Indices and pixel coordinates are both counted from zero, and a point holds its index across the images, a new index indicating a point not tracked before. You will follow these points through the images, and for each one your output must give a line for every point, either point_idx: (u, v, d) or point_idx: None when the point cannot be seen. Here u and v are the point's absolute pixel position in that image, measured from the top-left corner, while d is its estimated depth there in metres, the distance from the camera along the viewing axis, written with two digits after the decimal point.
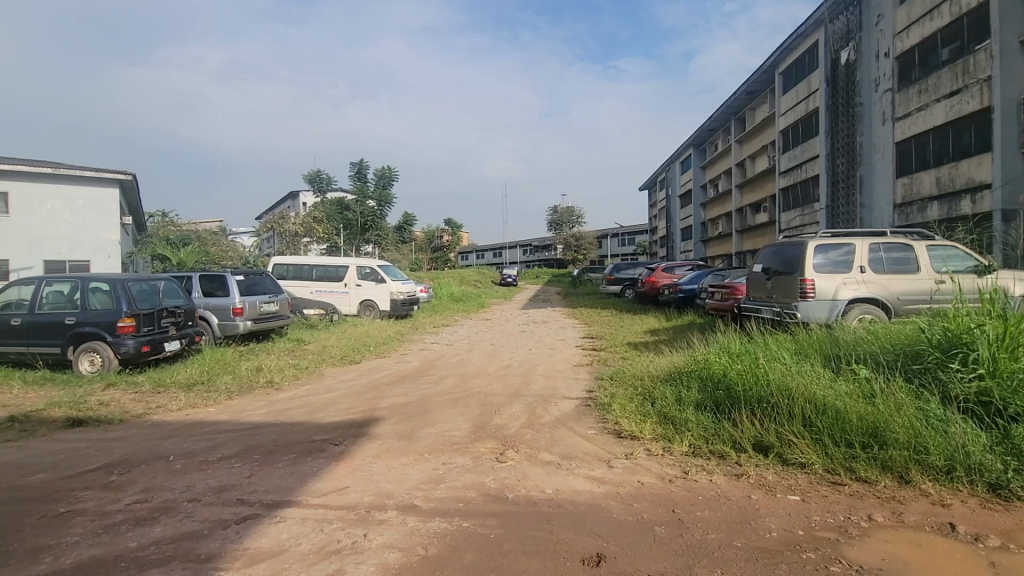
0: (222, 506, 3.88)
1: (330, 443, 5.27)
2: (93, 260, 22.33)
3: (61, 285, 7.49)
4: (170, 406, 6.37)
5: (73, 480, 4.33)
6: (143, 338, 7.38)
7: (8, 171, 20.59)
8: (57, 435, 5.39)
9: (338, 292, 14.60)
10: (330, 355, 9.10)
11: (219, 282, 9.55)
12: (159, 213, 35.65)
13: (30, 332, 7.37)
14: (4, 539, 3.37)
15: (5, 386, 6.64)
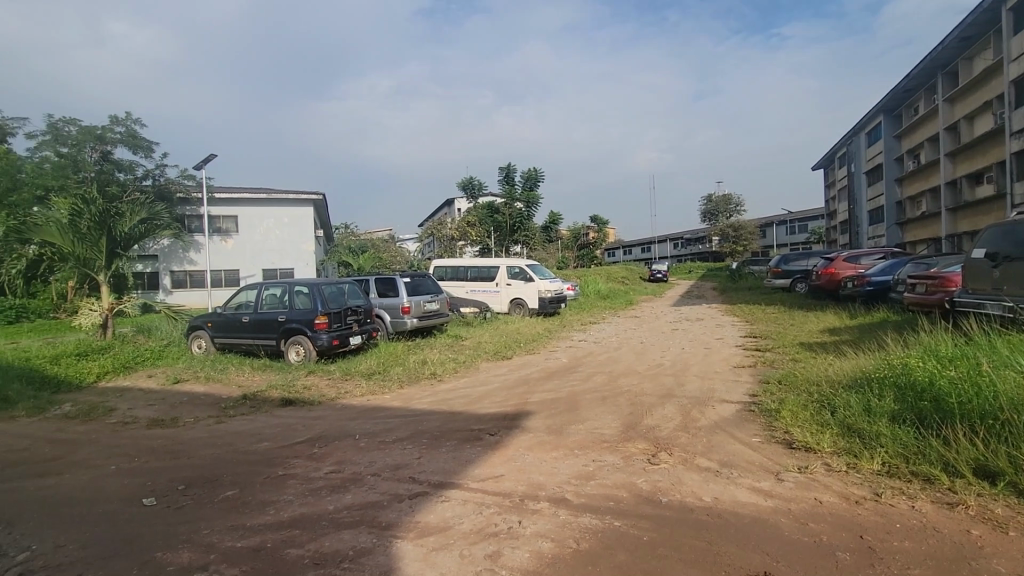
0: (398, 482, 4.39)
1: (486, 433, 5.62)
2: (296, 267, 26.76)
3: (275, 289, 9.12)
4: (355, 392, 7.39)
5: (287, 449, 5.26)
6: (334, 333, 8.67)
7: (238, 198, 25.67)
8: (276, 412, 6.60)
9: (490, 291, 15.41)
10: (484, 351, 9.69)
11: (391, 284, 10.76)
12: (343, 226, 41.31)
13: (255, 328, 9.09)
14: (243, 492, 4.24)
15: (240, 370, 8.31)
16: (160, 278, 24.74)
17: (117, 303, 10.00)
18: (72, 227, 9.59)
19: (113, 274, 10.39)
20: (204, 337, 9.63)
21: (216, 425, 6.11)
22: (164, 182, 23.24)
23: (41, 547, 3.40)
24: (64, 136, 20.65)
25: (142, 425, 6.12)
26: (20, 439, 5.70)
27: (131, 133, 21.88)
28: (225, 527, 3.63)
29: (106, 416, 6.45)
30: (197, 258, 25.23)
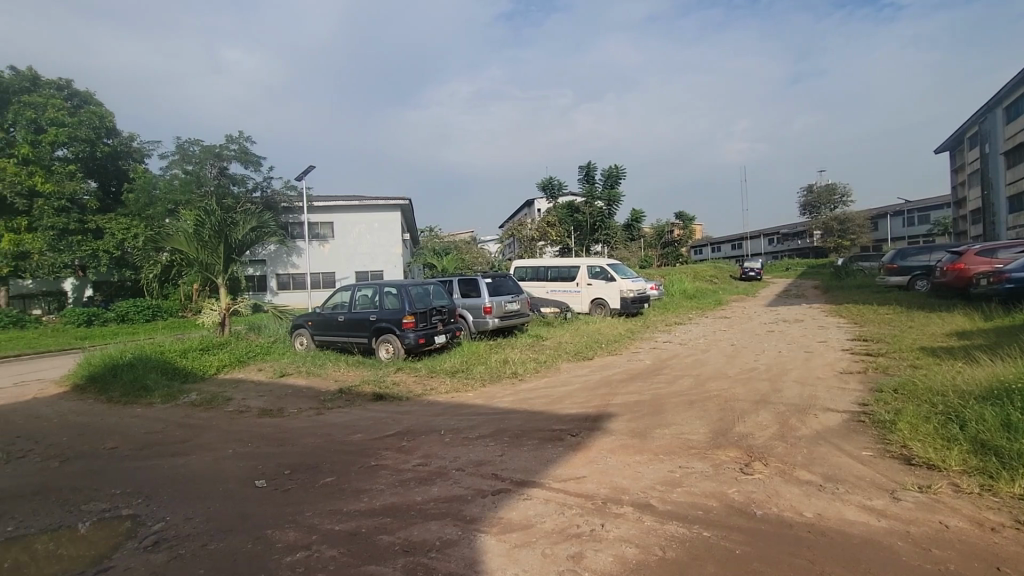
0: (482, 477, 4.48)
1: (567, 433, 5.58)
2: (385, 269, 28.23)
3: (367, 290, 9.69)
4: (440, 388, 7.65)
5: (379, 441, 5.56)
6: (420, 332, 9.04)
7: (333, 206, 27.55)
8: (368, 405, 7.01)
9: (571, 291, 15.29)
10: (565, 351, 9.64)
11: (473, 284, 11.01)
12: (428, 229, 42.96)
13: (349, 326, 9.70)
14: (340, 479, 4.54)
15: (337, 365, 8.91)
16: (268, 281, 27.17)
17: (233, 303, 11.13)
18: (197, 235, 10.79)
19: (230, 277, 11.57)
20: (306, 335, 10.44)
21: (316, 416, 6.60)
22: (270, 193, 25.53)
23: (174, 518, 3.86)
24: (190, 155, 23.27)
25: (254, 414, 6.76)
26: (157, 422, 6.50)
27: (243, 150, 24.23)
28: (325, 511, 3.91)
29: (225, 405, 7.19)
30: (299, 262, 27.43)
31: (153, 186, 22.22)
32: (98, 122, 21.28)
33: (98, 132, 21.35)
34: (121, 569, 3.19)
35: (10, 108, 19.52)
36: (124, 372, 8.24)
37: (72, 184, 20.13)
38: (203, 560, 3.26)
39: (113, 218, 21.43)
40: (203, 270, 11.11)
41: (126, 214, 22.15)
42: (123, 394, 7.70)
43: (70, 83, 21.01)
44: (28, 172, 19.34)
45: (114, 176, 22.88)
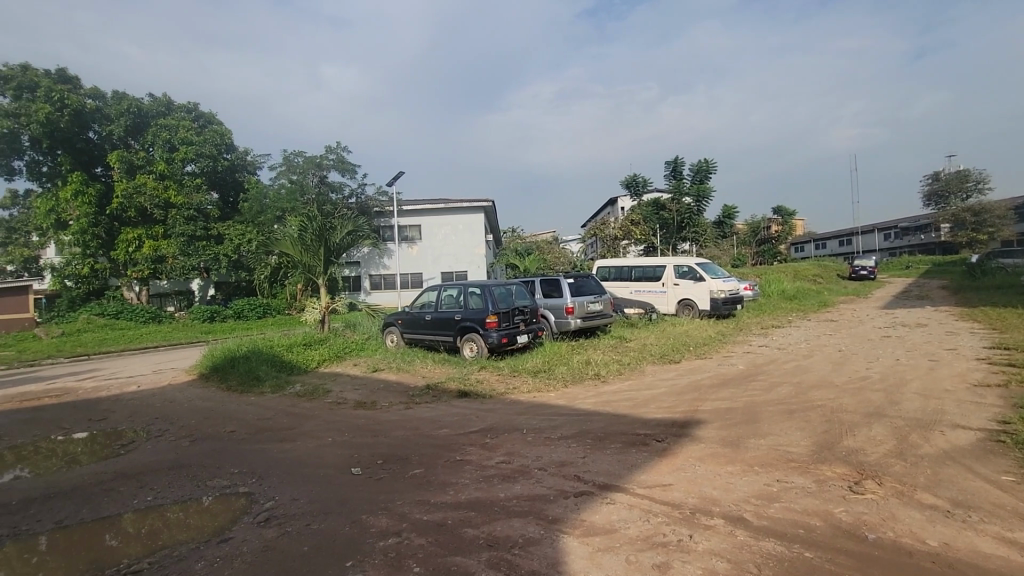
0: (564, 478, 4.45)
1: (653, 438, 5.39)
2: (469, 270, 29.01)
3: (453, 290, 10.00)
4: (522, 388, 7.72)
5: (463, 437, 5.72)
6: (503, 332, 9.17)
7: (421, 209, 28.73)
8: (453, 402, 7.23)
9: (657, 291, 14.77)
10: (650, 353, 9.32)
11: (555, 284, 10.98)
12: (511, 230, 43.68)
13: (435, 325, 10.07)
14: (428, 472, 4.72)
15: (424, 362, 9.28)
16: (362, 281, 28.93)
17: (332, 302, 11.99)
18: (300, 240, 11.74)
19: (329, 278, 12.47)
20: (396, 332, 10.99)
21: (405, 410, 6.92)
22: (364, 199, 27.15)
23: (282, 498, 4.22)
24: (295, 166, 25.32)
25: (350, 406, 7.22)
26: (268, 410, 7.16)
27: (340, 159, 25.97)
28: (414, 501, 4.07)
29: (324, 397, 7.75)
30: (390, 264, 28.95)
31: (264, 195, 24.50)
32: (219, 140, 23.85)
33: (220, 148, 23.91)
34: (239, 540, 3.54)
35: (149, 130, 22.45)
36: (240, 364, 9.15)
37: (199, 196, 22.74)
38: (307, 538, 3.53)
39: (231, 225, 23.97)
40: (306, 271, 12.06)
41: (242, 221, 24.60)
42: (240, 383, 8.56)
43: (197, 105, 23.85)
44: (164, 186, 22.11)
45: (233, 188, 25.50)
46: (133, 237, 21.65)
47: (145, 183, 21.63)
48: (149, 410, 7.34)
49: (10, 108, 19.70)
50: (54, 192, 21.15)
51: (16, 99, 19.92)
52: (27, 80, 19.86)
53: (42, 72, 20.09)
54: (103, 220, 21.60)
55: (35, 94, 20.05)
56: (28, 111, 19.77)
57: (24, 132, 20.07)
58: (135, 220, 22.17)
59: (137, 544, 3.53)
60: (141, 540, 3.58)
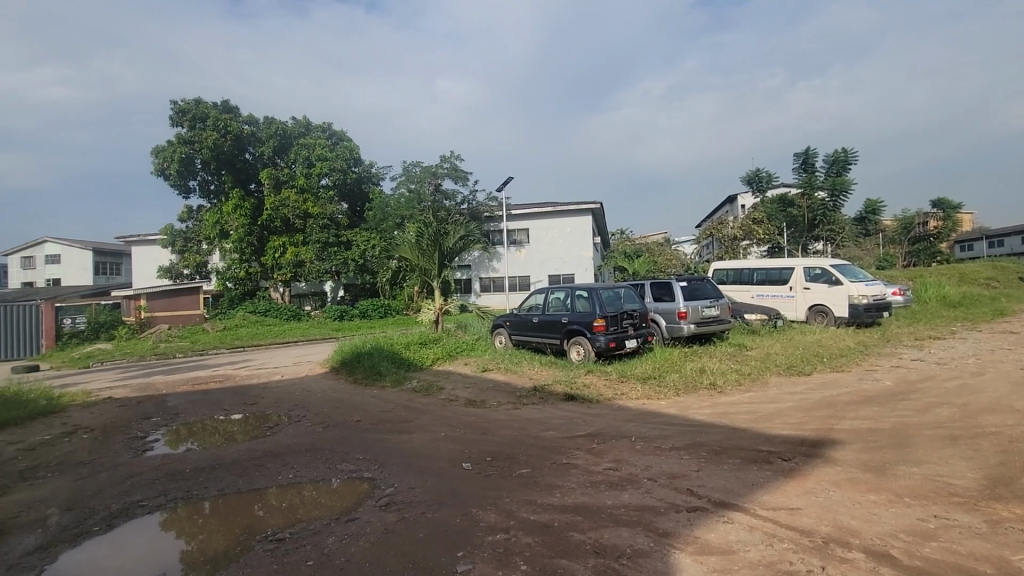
0: (676, 491, 4.22)
1: (778, 457, 4.92)
2: (577, 273, 28.89)
3: (560, 293, 10.02)
4: (630, 394, 7.49)
5: (570, 440, 5.67)
6: (611, 336, 8.98)
7: (529, 213, 29.16)
8: (560, 405, 7.22)
9: (783, 296, 13.51)
10: (775, 363, 8.53)
11: (667, 288, 10.50)
12: (620, 232, 42.74)
13: (542, 327, 10.14)
14: (535, 472, 4.75)
15: (531, 364, 9.39)
16: (473, 283, 30.05)
17: (446, 304, 12.60)
18: (417, 245, 12.43)
19: (443, 281, 13.13)
20: (504, 334, 11.26)
21: (513, 410, 7.04)
22: (475, 205, 28.20)
23: (400, 486, 4.50)
24: (413, 176, 27.01)
25: (461, 403, 7.52)
26: (388, 402, 7.70)
27: (454, 167, 27.24)
28: (522, 500, 4.12)
29: (438, 393, 8.15)
30: (499, 267, 29.75)
31: (386, 204, 26.50)
32: (349, 155, 26.27)
33: (349, 163, 26.30)
34: (363, 521, 3.83)
35: (292, 150, 25.43)
36: (364, 359, 9.95)
37: (331, 206, 25.22)
38: (422, 525, 3.72)
39: (358, 232, 26.27)
40: (423, 274, 12.81)
41: (367, 228, 26.84)
42: (364, 376, 9.31)
43: (330, 125, 26.49)
44: (304, 199, 24.83)
45: (360, 198, 27.93)
46: (278, 245, 24.59)
47: (289, 197, 24.47)
48: (291, 398, 8.27)
49: (188, 137, 23.43)
50: (219, 207, 24.72)
51: (192, 129, 23.63)
52: (200, 113, 23.49)
53: (211, 104, 23.65)
54: (255, 230, 24.80)
55: (206, 124, 23.62)
56: (201, 139, 23.35)
57: (198, 156, 23.73)
58: (280, 229, 25.16)
59: (280, 516, 3.97)
60: (283, 512, 4.03)
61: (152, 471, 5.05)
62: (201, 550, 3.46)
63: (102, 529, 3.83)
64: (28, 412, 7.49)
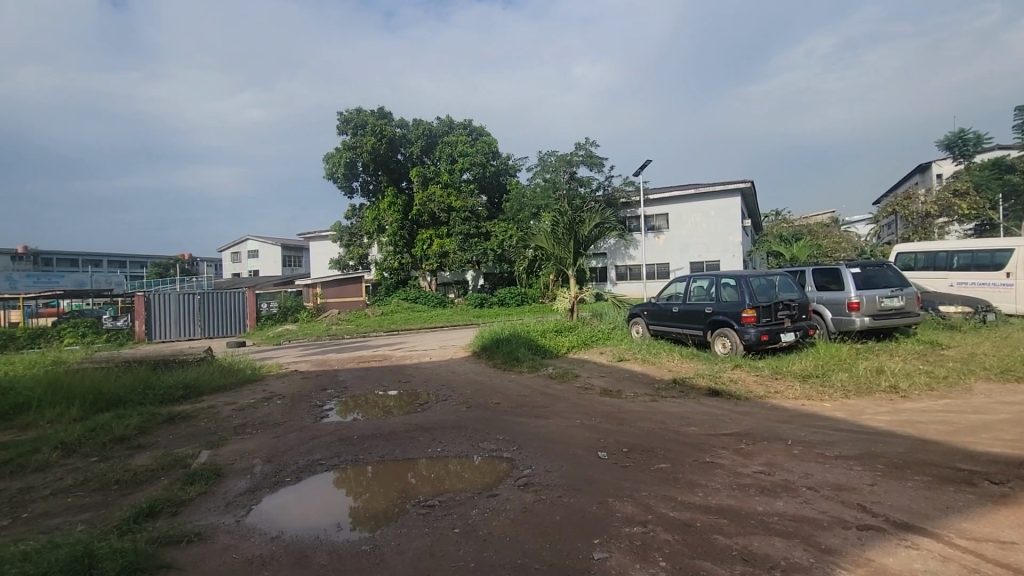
0: (843, 505, 3.72)
1: (985, 479, 4.06)
2: (723, 259, 26.93)
3: (703, 281, 9.40)
4: (786, 393, 6.76)
5: (715, 438, 5.30)
6: (763, 328, 8.21)
7: (669, 197, 27.76)
8: (703, 400, 6.79)
9: (996, 285, 11.08)
10: (980, 366, 7.06)
11: (834, 275, 9.26)
12: (774, 214, 38.76)
13: (683, 318, 9.63)
14: (675, 468, 4.53)
15: (671, 355, 8.98)
16: (608, 272, 29.59)
17: (581, 292, 12.58)
18: (553, 233, 12.59)
19: (578, 269, 13.11)
20: (641, 324, 10.93)
21: (651, 402, 6.80)
22: (611, 191, 27.65)
23: (536, 468, 4.62)
24: (548, 165, 27.28)
25: (597, 392, 7.47)
26: (525, 387, 7.94)
27: (589, 154, 26.96)
28: (660, 495, 3.96)
29: (573, 381, 8.20)
30: (636, 254, 28.87)
31: (522, 195, 27.21)
32: (487, 149, 27.46)
33: (487, 156, 27.49)
34: (502, 498, 4.01)
35: (437, 148, 27.31)
36: (503, 344, 10.38)
37: (472, 199, 26.64)
38: (559, 508, 3.77)
39: (496, 223, 27.40)
40: (558, 263, 12.93)
41: (505, 219, 27.86)
42: (503, 361, 9.72)
43: (471, 121, 27.89)
44: (448, 194, 26.56)
45: (498, 190, 29.06)
46: (426, 237, 26.68)
47: (434, 192, 26.36)
48: (438, 379, 8.96)
49: (351, 143, 26.42)
50: (376, 205, 27.55)
51: (355, 136, 26.58)
52: (361, 121, 26.32)
53: (369, 112, 26.38)
54: (406, 224, 27.19)
55: (365, 130, 26.41)
56: (362, 144, 26.17)
57: (359, 159, 26.65)
58: (428, 222, 27.25)
59: (429, 485, 4.32)
60: (432, 482, 4.39)
61: (327, 434, 5.85)
62: (366, 507, 3.91)
63: (291, 480, 4.53)
64: (238, 379, 9.15)
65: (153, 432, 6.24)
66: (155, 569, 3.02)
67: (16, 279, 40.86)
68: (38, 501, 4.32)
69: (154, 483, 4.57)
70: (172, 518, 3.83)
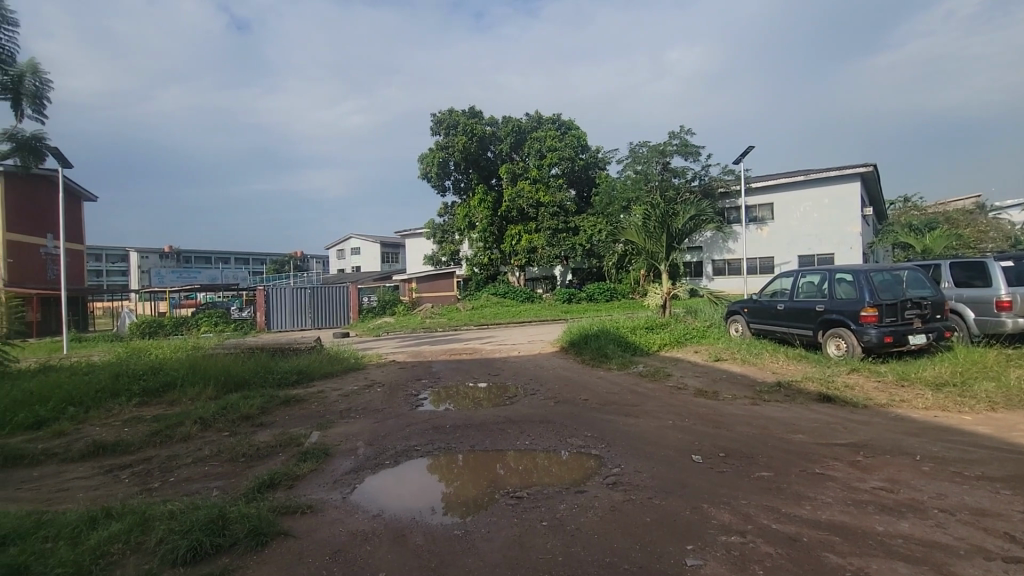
0: (985, 533, 3.24)
1: None
2: (837, 252, 24.66)
3: (814, 276, 8.64)
4: (914, 402, 6.02)
5: (827, 448, 4.84)
6: (886, 329, 7.38)
7: (773, 185, 25.79)
8: (812, 406, 6.24)
9: None
10: None
11: (978, 269, 8.09)
12: (902, 201, 34.65)
13: (790, 316, 8.91)
14: (778, 477, 4.21)
15: (775, 356, 8.35)
16: (704, 266, 28.18)
17: (673, 288, 12.06)
18: (645, 227, 12.22)
19: (671, 263, 12.59)
20: (741, 321, 10.28)
21: (751, 406, 6.37)
22: (708, 181, 26.25)
23: (626, 467, 4.51)
24: (640, 156, 26.45)
25: (691, 393, 7.14)
26: (615, 385, 7.78)
27: (684, 143, 25.79)
28: (762, 505, 3.70)
29: (665, 380, 7.91)
30: (735, 248, 27.21)
31: (612, 188, 26.65)
32: (576, 143, 27.22)
33: (577, 150, 27.26)
34: (591, 495, 3.96)
35: (526, 143, 27.51)
36: (592, 341, 10.23)
37: (560, 194, 26.56)
38: (650, 510, 3.65)
39: (585, 218, 27.12)
40: (649, 257, 12.50)
41: (594, 213, 27.50)
42: (591, 357, 9.60)
43: (560, 115, 27.78)
44: (536, 189, 26.68)
45: (587, 183, 28.72)
46: (515, 233, 27.03)
47: (524, 188, 26.60)
48: (526, 373, 9.05)
49: (444, 143, 27.35)
50: (467, 201, 28.35)
51: (447, 136, 27.52)
52: (453, 121, 27.17)
53: (461, 112, 27.16)
54: (496, 220, 27.74)
55: (457, 130, 27.23)
56: (453, 144, 27.00)
57: (451, 159, 27.54)
58: (516, 218, 27.59)
59: (518, 477, 4.38)
60: (520, 474, 4.44)
61: (422, 422, 6.13)
62: (458, 494, 4.05)
63: (389, 464, 4.80)
64: (343, 367, 9.87)
65: (272, 412, 6.92)
66: (274, 534, 3.34)
67: (164, 275, 47.11)
68: (182, 468, 4.96)
69: (273, 458, 5.06)
70: (288, 490, 4.22)
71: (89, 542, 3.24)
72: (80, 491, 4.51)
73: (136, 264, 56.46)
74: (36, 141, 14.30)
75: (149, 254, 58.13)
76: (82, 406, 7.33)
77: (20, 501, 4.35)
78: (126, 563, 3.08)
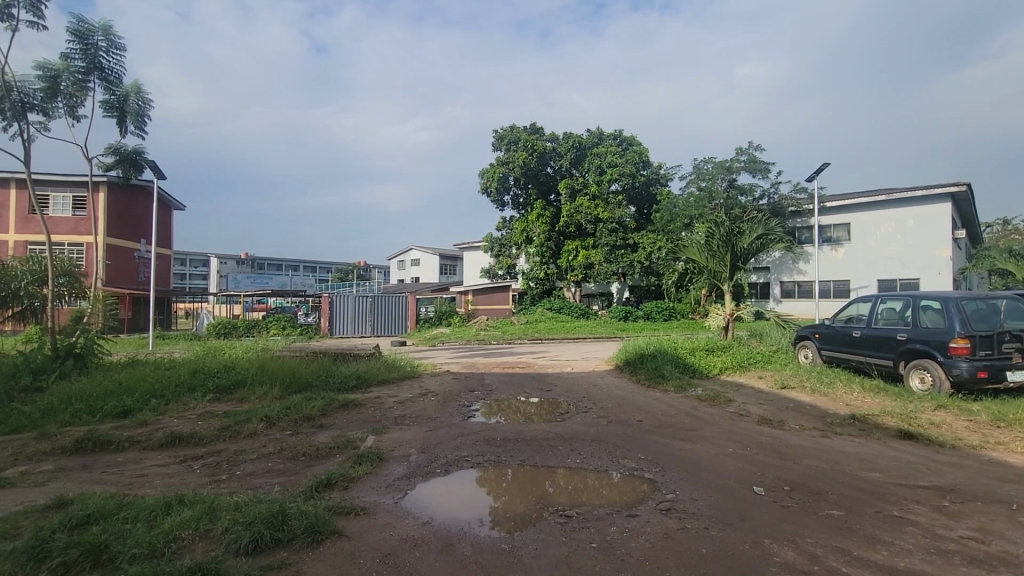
0: None
1: None
2: (923, 277, 22.84)
3: (895, 302, 8.06)
4: (1012, 445, 5.41)
5: (905, 490, 4.43)
6: (979, 363, 6.72)
7: (850, 205, 24.39)
8: (890, 442, 5.75)
9: None
10: None
11: None
12: (1001, 225, 31.88)
13: (867, 344, 8.31)
14: (850, 517, 3.89)
15: (849, 387, 7.78)
16: (772, 288, 26.99)
17: (736, 309, 11.55)
18: (708, 245, 11.84)
19: (735, 283, 12.03)
20: (811, 347, 9.72)
21: (821, 438, 5.95)
22: (777, 199, 25.16)
23: (682, 494, 4.31)
24: (704, 173, 25.79)
25: (754, 420, 6.77)
26: (672, 408, 7.50)
27: (752, 159, 24.89)
28: (831, 546, 3.42)
29: (726, 405, 7.53)
30: (805, 269, 25.87)
31: (674, 205, 26.19)
32: (637, 159, 27.00)
33: (637, 166, 27.01)
34: (644, 520, 3.82)
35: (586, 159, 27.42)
36: (648, 360, 9.96)
37: (620, 210, 26.23)
38: (705, 541, 3.47)
39: (645, 235, 26.73)
40: (712, 277, 12.04)
41: (654, 230, 27.09)
42: (647, 377, 9.31)
43: (621, 132, 27.68)
44: (595, 205, 26.49)
45: (647, 201, 28.36)
46: (573, 248, 27.00)
47: (582, 204, 26.49)
48: (579, 390, 8.93)
49: (504, 159, 27.79)
50: (525, 216, 28.60)
51: (507, 152, 27.94)
52: (514, 137, 27.62)
53: (521, 128, 27.57)
54: (554, 235, 27.79)
55: (517, 145, 27.60)
56: (513, 159, 27.37)
57: (510, 174, 27.92)
58: (574, 233, 27.56)
59: (567, 496, 4.28)
60: (569, 493, 4.34)
61: (474, 434, 6.16)
62: (506, 508, 4.01)
63: (440, 472, 4.86)
64: (400, 374, 10.15)
65: (331, 414, 7.19)
66: (329, 533, 3.44)
67: (239, 280, 50.34)
68: (247, 462, 5.22)
69: (331, 459, 5.24)
70: (342, 492, 4.34)
71: (163, 526, 3.46)
72: (155, 478, 4.84)
73: (215, 270, 60.99)
74: (137, 154, 15.77)
75: (227, 259, 62.54)
76: (163, 399, 7.90)
77: (105, 483, 4.74)
78: (195, 548, 3.26)
